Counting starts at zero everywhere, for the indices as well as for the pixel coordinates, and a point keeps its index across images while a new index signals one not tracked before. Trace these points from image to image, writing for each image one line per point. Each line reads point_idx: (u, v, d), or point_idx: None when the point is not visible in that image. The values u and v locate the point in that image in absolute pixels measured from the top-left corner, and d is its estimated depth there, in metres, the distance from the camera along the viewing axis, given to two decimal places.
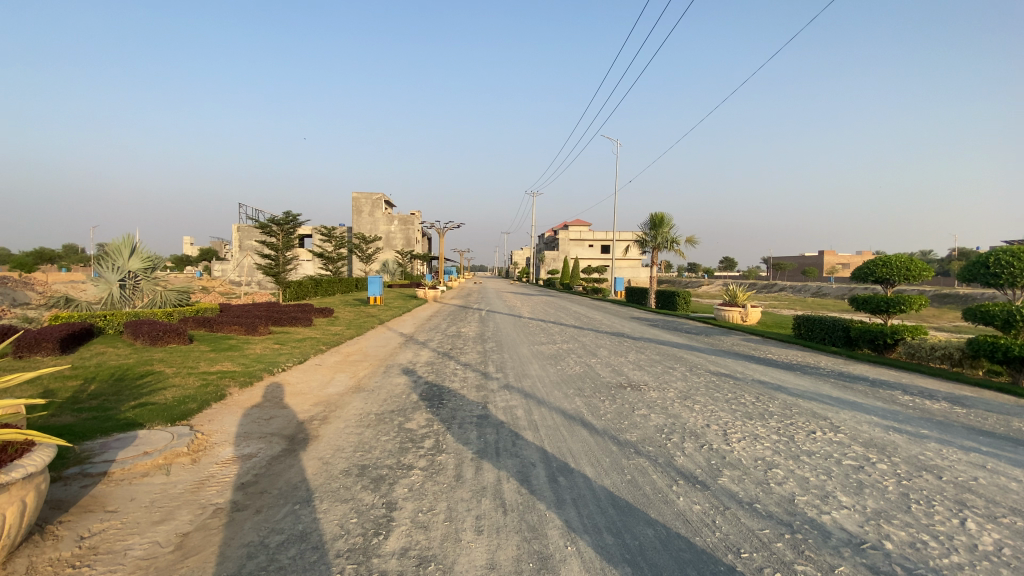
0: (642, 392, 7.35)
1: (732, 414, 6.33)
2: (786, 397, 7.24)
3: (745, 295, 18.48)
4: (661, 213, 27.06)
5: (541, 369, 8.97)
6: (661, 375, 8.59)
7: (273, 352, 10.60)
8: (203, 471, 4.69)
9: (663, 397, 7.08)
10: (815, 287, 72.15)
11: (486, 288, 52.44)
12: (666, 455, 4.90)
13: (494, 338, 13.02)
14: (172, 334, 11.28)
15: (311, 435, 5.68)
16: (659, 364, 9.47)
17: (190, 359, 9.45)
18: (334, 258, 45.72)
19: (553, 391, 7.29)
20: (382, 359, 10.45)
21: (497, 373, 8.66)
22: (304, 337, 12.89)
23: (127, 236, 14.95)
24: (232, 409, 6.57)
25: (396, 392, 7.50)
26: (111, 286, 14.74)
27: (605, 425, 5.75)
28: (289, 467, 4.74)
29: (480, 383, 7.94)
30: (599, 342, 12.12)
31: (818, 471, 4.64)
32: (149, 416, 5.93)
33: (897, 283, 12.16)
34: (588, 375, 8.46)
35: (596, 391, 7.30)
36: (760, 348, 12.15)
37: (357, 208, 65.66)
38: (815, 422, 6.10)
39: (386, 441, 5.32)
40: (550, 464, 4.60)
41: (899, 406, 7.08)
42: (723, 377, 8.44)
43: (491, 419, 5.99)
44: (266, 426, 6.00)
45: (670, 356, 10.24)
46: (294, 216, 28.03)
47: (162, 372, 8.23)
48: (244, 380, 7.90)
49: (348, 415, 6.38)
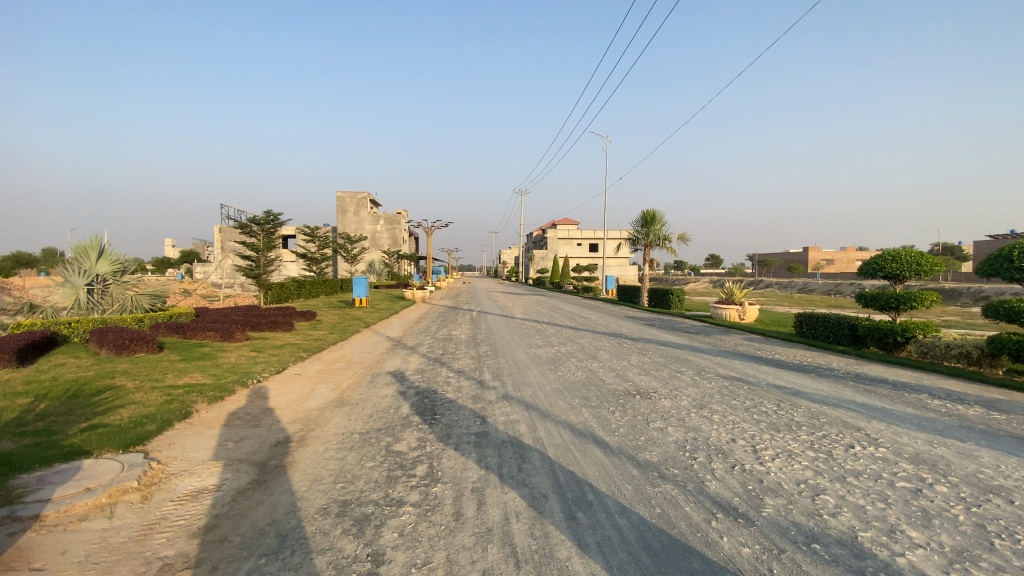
0: (654, 400, 6.72)
1: (757, 426, 5.73)
2: (810, 404, 6.66)
3: (743, 292, 18.01)
4: (654, 210, 26.59)
5: (541, 375, 8.31)
6: (671, 380, 7.98)
7: (249, 361, 9.80)
8: (153, 512, 3.94)
9: (677, 406, 6.47)
10: (802, 283, 72.39)
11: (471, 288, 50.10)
12: (696, 480, 4.27)
13: (487, 341, 12.34)
14: (140, 341, 10.44)
15: (285, 461, 4.95)
16: (665, 368, 8.86)
17: (156, 370, 8.62)
18: (318, 259, 44.70)
19: (557, 402, 6.64)
20: (368, 367, 9.71)
21: (493, 381, 7.98)
22: (285, 343, 12.08)
23: (96, 238, 14.40)
24: (197, 430, 5.81)
25: (384, 406, 6.79)
26: (77, 290, 13.81)
27: (619, 443, 5.10)
28: (256, 504, 4.01)
29: (475, 393, 7.26)
30: (598, 344, 11.50)
31: (873, 498, 4.05)
32: (99, 441, 5.15)
33: (906, 279, 11.71)
34: (591, 382, 7.83)
35: (604, 401, 6.65)
36: (767, 348, 11.60)
37: (342, 207, 64.42)
38: (850, 434, 5.51)
39: (371, 467, 4.62)
40: (565, 496, 3.94)
41: (931, 412, 6.54)
42: (736, 382, 7.85)
43: (491, 437, 5.31)
44: (233, 451, 5.26)
45: (675, 359, 9.65)
46: (275, 215, 27.10)
47: (122, 387, 7.42)
48: (214, 395, 7.13)
49: (328, 434, 5.67)
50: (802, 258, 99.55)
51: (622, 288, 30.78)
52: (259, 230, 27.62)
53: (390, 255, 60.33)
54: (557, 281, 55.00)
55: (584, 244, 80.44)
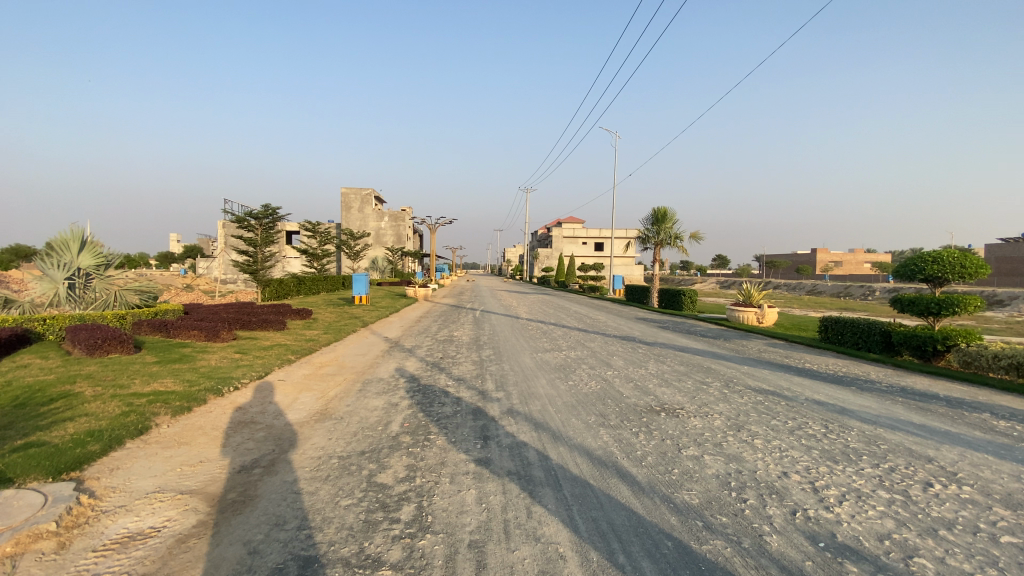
0: (682, 419, 5.83)
1: (808, 456, 4.83)
2: (863, 426, 5.76)
3: (761, 294, 17.02)
4: (664, 207, 25.62)
5: (550, 385, 7.42)
6: (696, 393, 7.10)
7: (231, 364, 8.96)
8: (64, 568, 3.11)
9: (709, 428, 5.59)
10: (811, 285, 70.97)
11: (473, 287, 46.99)
12: (751, 534, 3.37)
13: (491, 344, 11.47)
14: (114, 341, 9.63)
15: (245, 495, 4.10)
16: (689, 378, 7.97)
17: (124, 375, 7.78)
18: (320, 255, 43.91)
19: (571, 419, 5.76)
20: (360, 372, 8.85)
21: (497, 392, 7.10)
22: (274, 344, 11.24)
23: (78, 229, 13.56)
24: (149, 451, 4.96)
25: (371, 421, 5.93)
26: (56, 285, 13.05)
27: (649, 479, 4.22)
28: (195, 561, 3.16)
29: (476, 406, 6.39)
30: (610, 349, 10.60)
31: (978, 561, 3.10)
32: (25, 466, 4.32)
33: (948, 283, 10.81)
34: (608, 394, 6.93)
35: (624, 420, 5.77)
36: (794, 355, 10.67)
37: (346, 203, 63.64)
38: (923, 467, 4.61)
39: (347, 508, 3.75)
40: (587, 557, 3.06)
41: (1003, 436, 5.62)
42: (772, 397, 6.93)
43: (496, 466, 4.44)
44: (186, 479, 4.40)
45: (697, 368, 8.75)
46: (274, 209, 26.32)
47: (79, 394, 6.58)
48: (181, 405, 6.30)
49: (303, 458, 4.81)
50: (810, 259, 98.17)
51: (630, 287, 29.80)
52: (257, 225, 26.89)
53: (393, 251, 59.56)
54: (563, 280, 53.97)
55: (589, 243, 79.45)
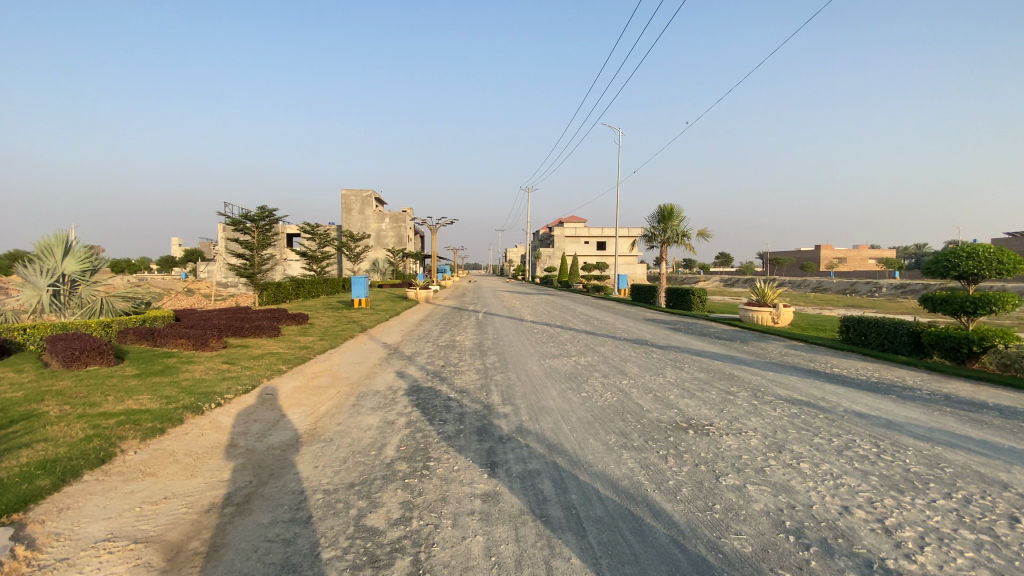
0: (714, 438, 5.17)
1: (867, 484, 4.16)
2: (919, 445, 5.09)
3: (775, 293, 16.32)
4: (670, 204, 24.97)
5: (562, 398, 6.76)
6: (723, 405, 6.44)
7: (216, 376, 8.32)
8: None
9: (746, 448, 4.94)
10: (817, 282, 70.04)
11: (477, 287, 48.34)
12: None
13: (496, 350, 10.83)
14: (93, 352, 8.99)
15: (211, 543, 3.45)
16: (712, 388, 7.30)
17: (98, 390, 7.14)
18: (320, 257, 43.31)
19: (589, 440, 5.11)
20: (355, 383, 8.21)
21: (504, 407, 6.43)
22: (265, 353, 10.59)
23: (61, 232, 12.90)
24: (108, 487, 4.32)
25: (364, 443, 5.28)
26: (39, 292, 12.42)
27: (688, 518, 3.56)
28: None
29: (482, 423, 5.75)
30: (623, 355, 9.94)
31: None
32: None
33: (982, 279, 10.13)
34: (626, 407, 6.28)
35: (649, 440, 5.11)
36: (819, 358, 9.99)
37: (346, 205, 63.11)
38: (1004, 497, 3.94)
39: (328, 563, 3.11)
40: None
41: None
42: (808, 409, 6.26)
43: (506, 504, 3.79)
44: (144, 523, 3.76)
45: (720, 375, 8.08)
46: (270, 210, 25.79)
47: (43, 415, 5.95)
48: (154, 427, 5.67)
49: (284, 493, 4.17)
50: (814, 256, 97.29)
51: (635, 287, 29.11)
52: (254, 227, 26.43)
53: (393, 253, 58.90)
54: (567, 280, 53.36)
55: (592, 242, 78.75)
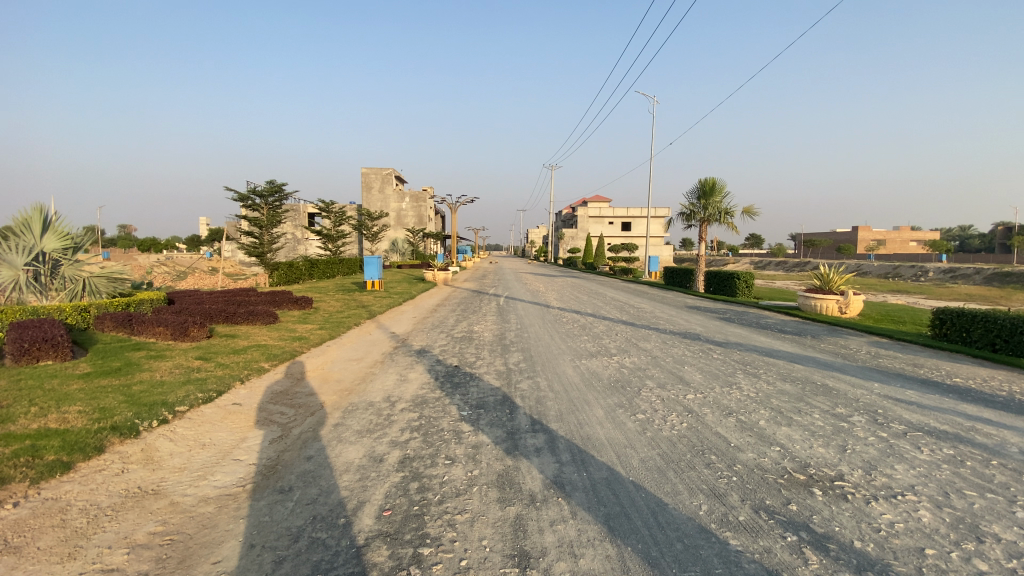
0: (862, 509, 3.37)
1: None
2: None
3: (842, 278, 14.13)
4: (713, 178, 22.63)
5: (611, 422, 5.02)
6: (841, 438, 4.61)
7: (179, 378, 6.76)
8: None
9: (922, 533, 3.10)
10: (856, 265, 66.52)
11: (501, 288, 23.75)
12: None
13: (521, 345, 9.11)
14: (45, 345, 7.51)
15: None
16: (811, 409, 5.45)
17: (25, 397, 5.64)
18: (339, 236, 42.31)
19: (668, 509, 3.34)
20: (346, 391, 6.59)
21: (534, 436, 4.71)
22: (251, 346, 9.04)
23: (41, 206, 11.49)
24: None
25: (335, 501, 3.61)
26: (16, 271, 10.91)
27: None
28: None
29: (505, 468, 4.04)
30: (675, 355, 8.12)
31: None
32: None
33: None
34: (704, 442, 4.51)
35: (762, 510, 3.33)
36: (926, 363, 7.97)
37: (366, 184, 62.05)
38: None
39: None
40: None
41: None
42: (968, 450, 4.39)
43: None
44: None
45: (815, 389, 6.19)
46: (279, 184, 24.55)
47: None
48: (56, 462, 4.10)
49: None
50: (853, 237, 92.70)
51: (669, 270, 27.10)
52: (263, 203, 25.31)
53: (413, 233, 57.35)
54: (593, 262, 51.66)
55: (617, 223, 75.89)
